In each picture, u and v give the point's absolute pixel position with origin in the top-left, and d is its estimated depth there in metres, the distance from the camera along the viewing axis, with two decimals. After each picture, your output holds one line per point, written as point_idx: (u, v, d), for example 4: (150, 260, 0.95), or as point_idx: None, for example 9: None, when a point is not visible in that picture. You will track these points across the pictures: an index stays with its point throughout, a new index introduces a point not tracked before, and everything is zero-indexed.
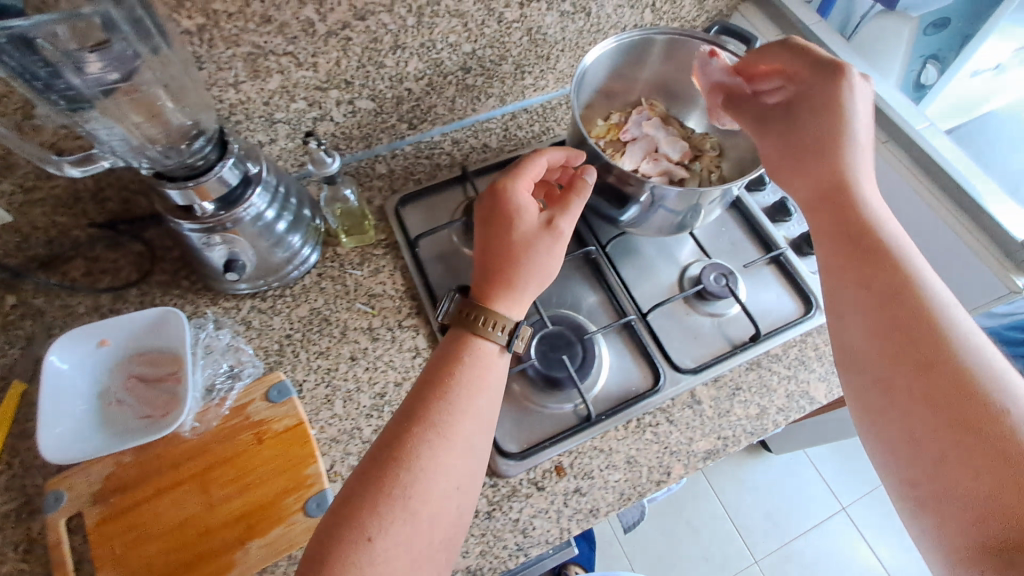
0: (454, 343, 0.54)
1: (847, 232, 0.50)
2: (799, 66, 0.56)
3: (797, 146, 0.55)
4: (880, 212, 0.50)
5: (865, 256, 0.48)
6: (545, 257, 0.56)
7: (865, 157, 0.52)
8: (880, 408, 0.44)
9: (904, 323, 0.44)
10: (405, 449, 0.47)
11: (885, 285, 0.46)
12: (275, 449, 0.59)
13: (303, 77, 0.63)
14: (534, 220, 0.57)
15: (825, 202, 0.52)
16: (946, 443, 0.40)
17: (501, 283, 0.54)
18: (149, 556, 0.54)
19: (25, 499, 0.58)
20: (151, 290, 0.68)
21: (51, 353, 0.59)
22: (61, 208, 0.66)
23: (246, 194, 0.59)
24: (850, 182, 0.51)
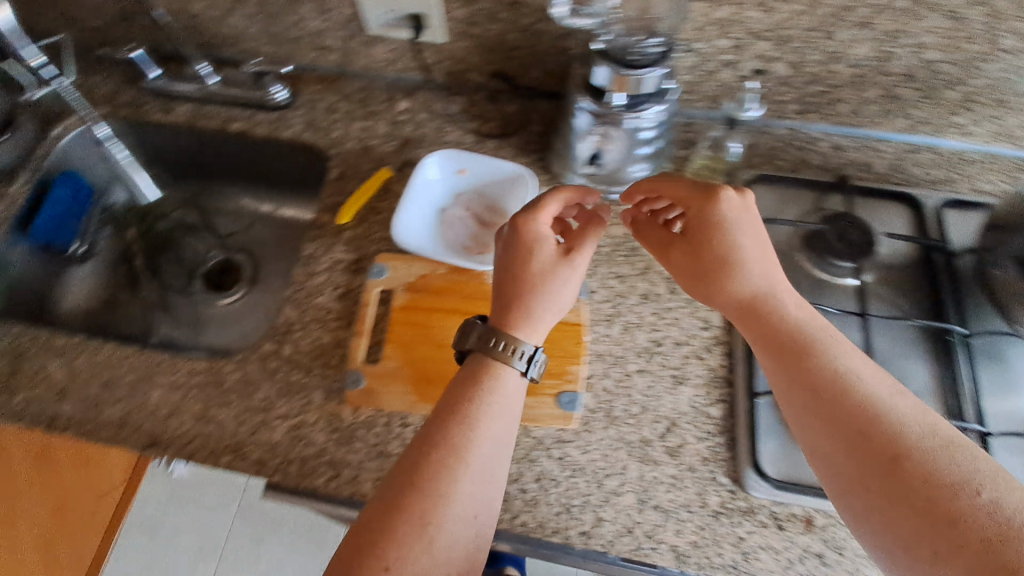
0: (467, 384, 0.50)
1: (813, 379, 0.44)
2: (683, 192, 0.53)
3: (700, 271, 0.52)
4: (846, 347, 0.46)
5: (826, 387, 0.44)
6: (556, 290, 0.54)
7: (778, 278, 0.50)
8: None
9: (896, 470, 0.39)
10: (421, 479, 0.45)
11: (864, 436, 0.41)
12: (554, 332, 0.62)
13: (751, 18, 0.61)
14: (552, 252, 0.55)
15: (757, 320, 0.49)
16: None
17: (513, 312, 0.53)
18: (424, 355, 0.61)
19: (357, 256, 0.68)
20: (504, 149, 0.75)
21: (429, 158, 0.67)
22: (478, 49, 0.73)
23: (646, 104, 0.58)
24: (769, 299, 0.49)
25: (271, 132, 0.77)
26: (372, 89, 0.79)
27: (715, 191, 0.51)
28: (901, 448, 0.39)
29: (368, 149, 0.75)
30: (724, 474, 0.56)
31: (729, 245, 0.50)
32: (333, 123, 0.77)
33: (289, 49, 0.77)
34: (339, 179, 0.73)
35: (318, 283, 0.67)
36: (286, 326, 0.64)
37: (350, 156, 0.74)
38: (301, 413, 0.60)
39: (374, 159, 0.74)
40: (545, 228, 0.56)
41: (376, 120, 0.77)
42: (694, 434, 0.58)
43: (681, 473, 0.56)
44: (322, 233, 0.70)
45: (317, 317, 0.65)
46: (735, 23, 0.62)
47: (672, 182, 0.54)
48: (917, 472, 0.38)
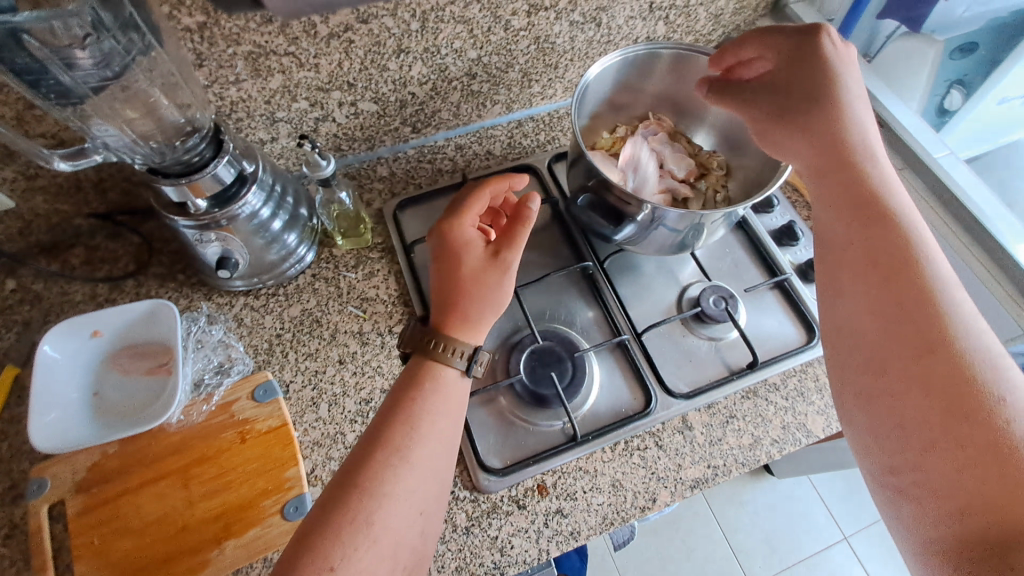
0: (402, 385, 0.52)
1: (858, 206, 0.48)
2: (784, 41, 0.54)
3: (794, 101, 0.53)
4: (926, 251, 0.45)
5: (895, 279, 0.44)
6: (489, 290, 0.56)
7: (868, 120, 0.51)
8: (857, 353, 0.45)
9: (880, 275, 0.45)
10: (371, 476, 0.46)
11: (876, 257, 0.45)
12: (257, 449, 0.58)
13: (304, 78, 0.63)
14: (480, 254, 0.57)
15: (873, 235, 0.46)
16: (913, 376, 0.41)
17: (455, 312, 0.55)
18: (126, 548, 0.54)
19: (10, 482, 0.58)
20: (147, 282, 0.69)
21: (44, 342, 0.59)
22: (62, 197, 0.66)
23: (241, 192, 0.59)
24: (853, 157, 0.49)
25: None
26: None
27: (819, 27, 0.53)
28: (956, 365, 0.40)
29: None
30: (463, 486, 0.58)
31: (831, 120, 0.51)
32: None
33: None
34: None
35: None
36: None
37: None
38: None
39: None
40: (472, 229, 0.59)
41: None
42: None
43: None
44: None
45: None
46: (296, 86, 0.64)
47: (772, 30, 0.55)
48: (925, 295, 0.43)
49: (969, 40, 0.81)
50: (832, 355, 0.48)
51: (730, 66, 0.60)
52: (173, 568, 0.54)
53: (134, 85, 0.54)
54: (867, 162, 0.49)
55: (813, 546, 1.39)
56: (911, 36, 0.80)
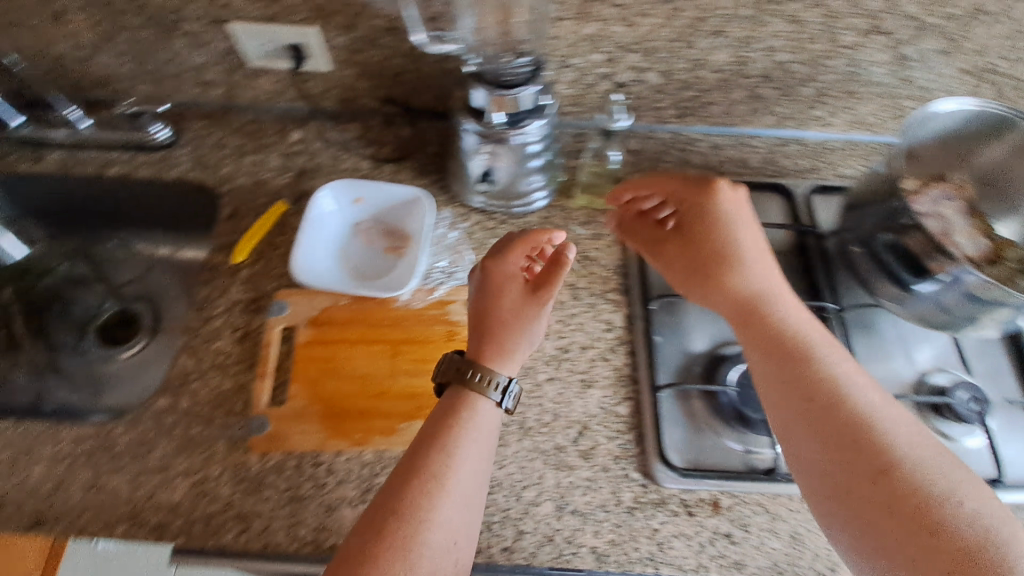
0: (437, 419, 0.51)
1: (779, 351, 0.50)
2: (680, 188, 0.61)
3: (693, 267, 0.58)
4: (865, 413, 0.45)
5: (865, 463, 0.43)
6: (523, 330, 0.57)
7: (763, 276, 0.56)
8: (824, 476, 0.45)
9: (798, 397, 0.47)
10: (402, 501, 0.45)
11: (803, 390, 0.47)
12: (461, 351, 0.62)
13: (617, 32, 0.64)
14: (520, 291, 0.58)
15: (810, 406, 0.47)
16: (865, 487, 0.43)
17: (490, 340, 0.55)
18: (332, 389, 0.60)
19: (254, 295, 0.66)
20: (403, 172, 0.75)
21: (321, 192, 0.66)
22: (366, 75, 0.73)
23: (526, 121, 0.61)
24: (765, 304, 0.53)
25: (152, 174, 0.74)
26: (264, 121, 0.78)
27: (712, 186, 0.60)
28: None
29: (264, 183, 0.74)
30: (636, 469, 0.58)
31: (727, 282, 0.56)
32: (222, 158, 0.75)
33: (171, 87, 0.75)
34: (235, 217, 0.71)
35: (216, 328, 0.64)
36: (183, 374, 0.62)
37: (243, 192, 0.73)
38: (204, 468, 0.57)
39: (270, 193, 0.73)
40: (515, 265, 0.60)
41: (269, 153, 0.76)
42: (606, 434, 0.59)
43: (596, 474, 0.58)
44: (219, 274, 0.67)
45: (215, 364, 0.62)
46: (605, 39, 0.65)
47: (660, 176, 0.63)
48: (865, 428, 0.45)
49: None
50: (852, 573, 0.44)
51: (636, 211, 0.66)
52: (367, 424, 0.59)
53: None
54: (776, 306, 0.53)
55: None
56: None
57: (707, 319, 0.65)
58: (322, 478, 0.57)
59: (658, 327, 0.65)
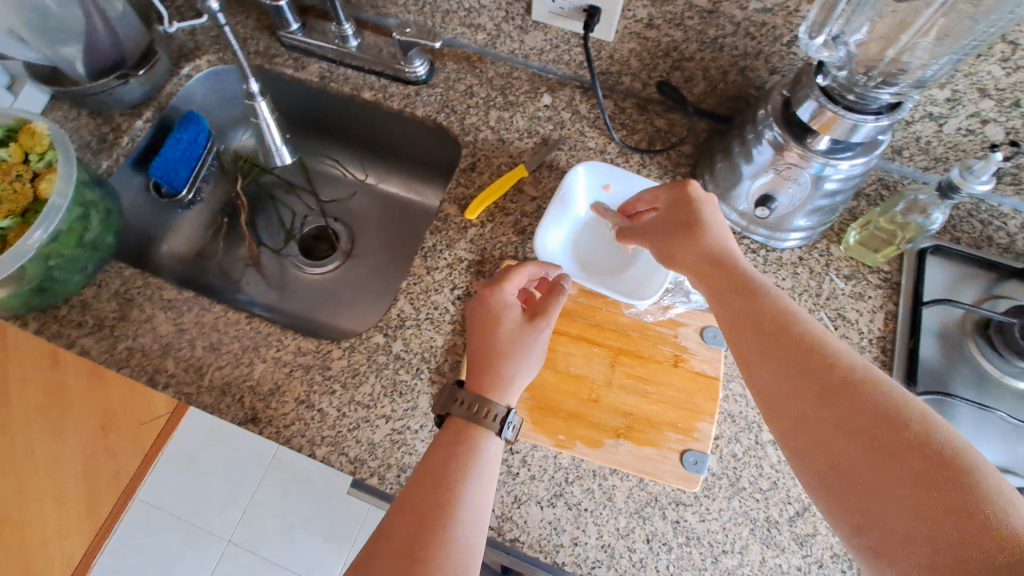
0: (440, 454, 0.47)
1: (801, 365, 0.39)
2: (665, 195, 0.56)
3: (669, 230, 0.54)
4: (848, 382, 0.37)
5: (927, 489, 0.32)
6: (524, 357, 0.52)
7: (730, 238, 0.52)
8: (837, 474, 0.36)
9: (767, 337, 0.42)
10: (401, 538, 0.42)
11: (793, 367, 0.40)
12: (685, 382, 0.56)
13: (986, 72, 0.54)
14: (516, 319, 0.54)
15: (859, 423, 0.36)
16: (903, 482, 0.33)
17: (487, 370, 0.51)
18: (544, 379, 0.56)
19: (480, 258, 0.64)
20: (651, 166, 0.69)
21: (577, 169, 0.64)
22: (648, 54, 0.67)
23: (844, 154, 0.52)
24: (780, 308, 0.43)
25: (402, 107, 0.74)
26: (515, 77, 0.75)
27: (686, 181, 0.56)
28: None
29: (507, 143, 0.71)
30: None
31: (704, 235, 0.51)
32: (470, 107, 0.73)
33: (439, 22, 0.74)
34: (474, 171, 0.69)
35: (438, 281, 0.62)
36: (397, 318, 0.60)
37: (486, 146, 0.71)
38: (404, 418, 0.55)
39: (511, 154, 0.70)
40: (512, 296, 0.56)
41: (516, 113, 0.73)
42: (827, 524, 0.52)
43: (807, 565, 0.51)
44: (450, 225, 0.66)
45: (431, 317, 0.60)
46: (965, 75, 0.55)
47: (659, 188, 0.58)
48: (837, 361, 0.38)
49: None
50: None
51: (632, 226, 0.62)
52: (572, 427, 0.55)
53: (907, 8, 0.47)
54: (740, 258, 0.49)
55: None
56: None
57: (977, 432, 0.55)
58: (515, 467, 0.54)
59: None
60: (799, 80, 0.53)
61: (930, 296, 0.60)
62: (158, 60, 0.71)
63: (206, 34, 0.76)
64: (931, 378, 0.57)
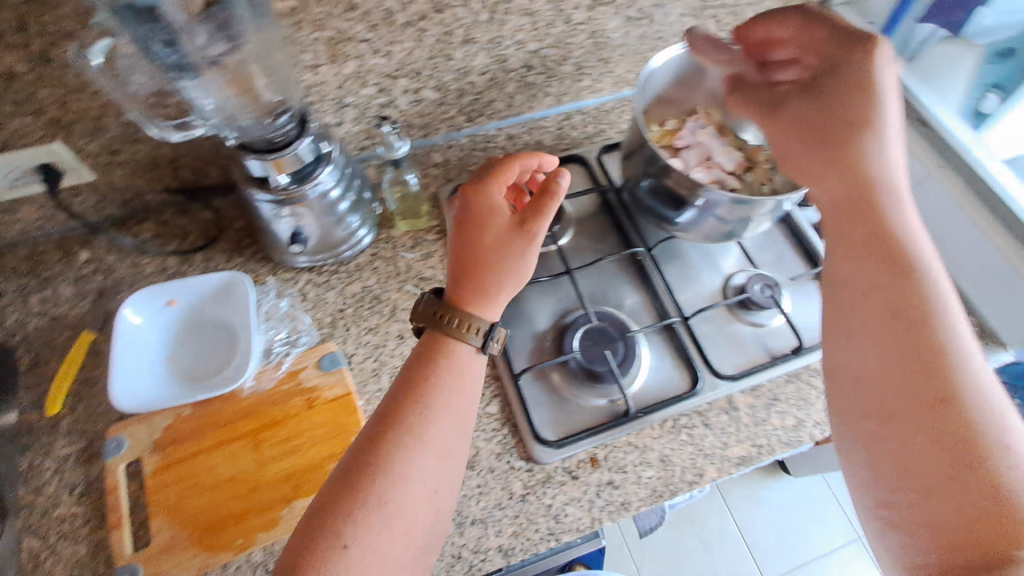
0: (421, 354, 0.52)
1: (877, 253, 0.48)
2: (821, 42, 0.56)
3: (812, 150, 0.55)
4: (932, 289, 0.46)
5: (916, 345, 0.44)
6: (513, 261, 0.55)
7: (895, 157, 0.52)
8: (848, 292, 0.49)
9: (862, 227, 0.50)
10: (381, 459, 0.47)
11: (883, 297, 0.47)
12: (325, 415, 0.61)
13: (376, 65, 0.65)
14: (504, 224, 0.56)
15: (883, 286, 0.47)
16: (895, 334, 0.45)
17: (472, 287, 0.54)
18: (201, 504, 0.57)
19: (86, 443, 0.61)
20: (215, 256, 0.71)
21: (124, 307, 0.62)
22: (139, 172, 0.68)
23: (316, 172, 0.61)
24: (881, 197, 0.50)
25: None
26: (40, 251, 0.71)
27: (869, 43, 0.53)
28: (957, 413, 0.41)
29: (62, 320, 0.67)
30: (519, 457, 0.62)
31: (858, 155, 0.52)
32: (4, 307, 0.68)
33: None
34: (41, 365, 0.65)
35: (51, 494, 0.59)
36: (29, 556, 0.57)
37: (40, 335, 0.67)
38: None
39: (72, 326, 0.67)
40: (498, 197, 0.58)
41: (58, 284, 0.69)
42: (483, 438, 0.62)
43: (484, 478, 0.60)
44: (40, 433, 0.62)
45: (63, 531, 0.57)
46: (367, 72, 0.66)
47: (812, 27, 0.56)
48: (898, 253, 0.48)
49: (1005, 46, 0.89)
50: (828, 400, 0.49)
51: (757, 44, 0.62)
52: (247, 525, 0.57)
53: (243, 61, 0.53)
54: (890, 195, 0.51)
55: (823, 545, 1.45)
56: (947, 41, 0.88)
57: (545, 297, 0.71)
58: None
59: (503, 321, 0.68)
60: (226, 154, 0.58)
61: None
62: None
63: None
64: None
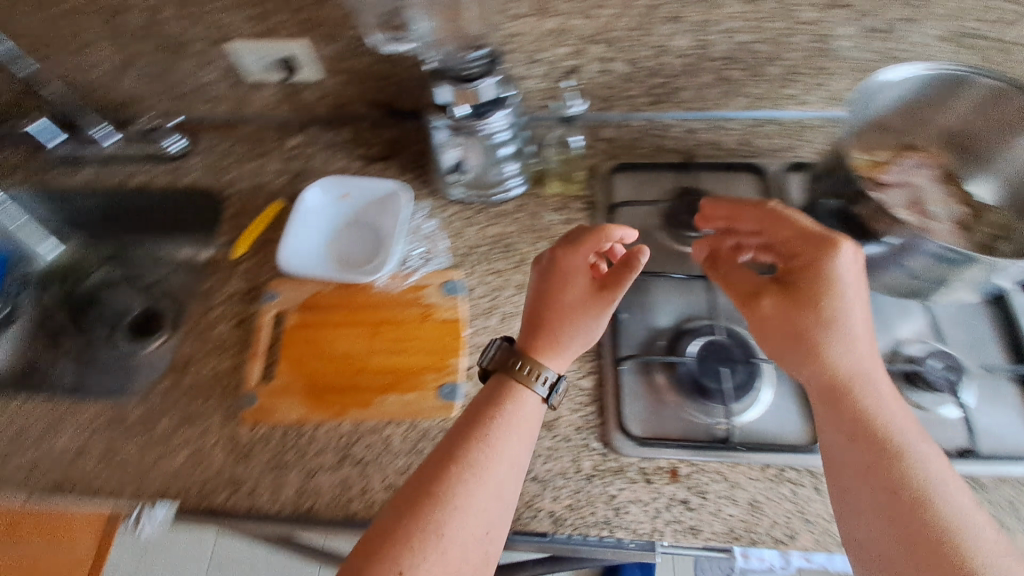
0: (491, 394, 0.53)
1: (867, 438, 0.46)
2: (790, 236, 0.55)
3: (780, 338, 0.52)
4: (921, 468, 0.45)
5: (925, 536, 0.42)
6: (587, 325, 0.56)
7: (854, 343, 0.50)
8: (848, 477, 0.46)
9: (847, 410, 0.48)
10: (441, 486, 0.47)
11: (876, 475, 0.45)
12: (434, 331, 0.66)
13: (578, 25, 0.68)
14: (588, 285, 0.58)
15: (886, 470, 0.45)
16: (894, 521, 0.43)
17: (545, 334, 0.56)
18: (316, 366, 0.65)
19: (252, 286, 0.72)
20: (388, 169, 0.80)
21: (309, 189, 0.74)
22: (353, 83, 0.79)
23: (491, 112, 0.65)
24: (856, 380, 0.49)
25: (171, 182, 0.84)
26: (266, 130, 0.86)
27: (834, 243, 0.52)
28: None
29: (265, 187, 0.81)
30: (596, 439, 0.60)
31: (828, 353, 0.50)
32: (230, 165, 0.84)
33: (186, 104, 0.85)
34: (240, 217, 0.79)
35: (217, 315, 0.71)
36: (184, 360, 0.68)
37: (247, 194, 0.81)
38: (200, 438, 0.63)
39: (270, 194, 0.80)
40: (585, 260, 0.59)
41: (271, 158, 0.83)
42: (568, 407, 0.62)
43: (557, 444, 0.60)
44: (224, 267, 0.75)
45: (216, 345, 0.68)
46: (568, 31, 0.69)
47: (785, 223, 0.55)
48: (890, 436, 0.46)
49: None
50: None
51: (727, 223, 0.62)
52: (345, 398, 0.63)
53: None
54: (873, 384, 0.49)
55: None
56: None
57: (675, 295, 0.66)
58: (304, 447, 0.62)
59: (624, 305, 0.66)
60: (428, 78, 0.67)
61: (621, 200, 0.74)
62: None
63: None
64: None
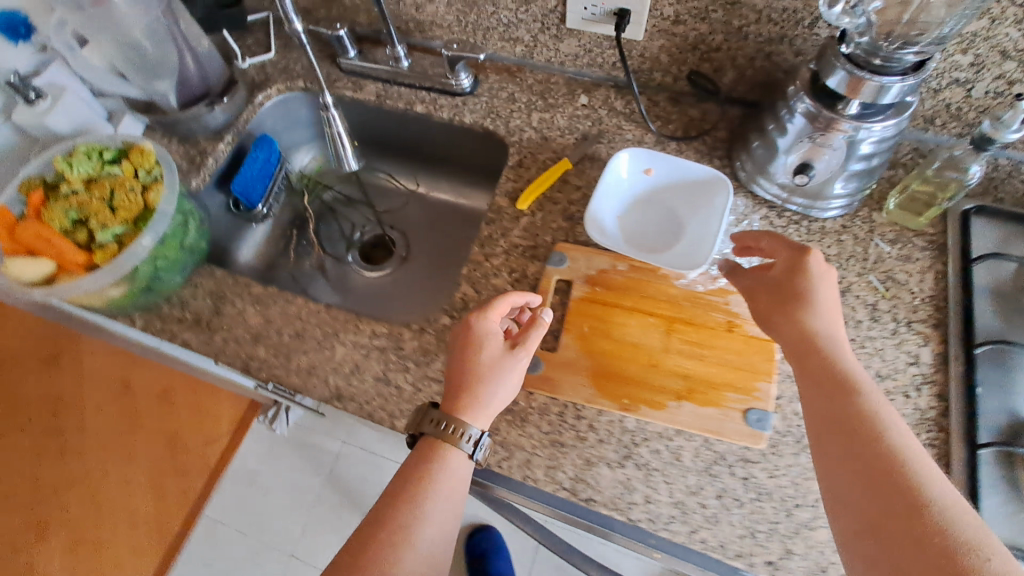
0: (410, 465, 0.50)
1: (832, 409, 0.45)
2: (778, 244, 0.55)
3: (775, 309, 0.52)
4: (895, 444, 0.42)
5: (895, 507, 0.39)
6: (503, 382, 0.53)
7: (827, 309, 0.50)
8: (822, 451, 0.44)
9: (829, 389, 0.46)
10: (365, 556, 0.44)
11: (847, 445, 0.43)
12: (740, 344, 0.58)
13: (1005, 35, 0.57)
14: (501, 345, 0.54)
15: (854, 446, 0.42)
16: (867, 495, 0.40)
17: (463, 391, 0.52)
18: (602, 348, 0.60)
19: (533, 243, 0.68)
20: (687, 152, 0.73)
21: (622, 153, 0.67)
22: (674, 51, 0.72)
23: (874, 118, 0.55)
24: (829, 346, 0.48)
25: (450, 116, 0.81)
26: (553, 82, 0.81)
27: (806, 252, 0.53)
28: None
29: (550, 141, 0.76)
30: None
31: (801, 321, 0.50)
32: (513, 111, 0.79)
33: (480, 38, 0.80)
34: (522, 167, 0.74)
35: (496, 265, 0.67)
36: (462, 302, 0.65)
37: (531, 145, 0.76)
38: None
39: (555, 150, 0.75)
40: (494, 324, 0.55)
41: (557, 113, 0.78)
42: None
43: None
44: (503, 216, 0.70)
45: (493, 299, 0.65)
46: (985, 39, 0.58)
47: (772, 239, 0.56)
48: (853, 407, 0.44)
49: None
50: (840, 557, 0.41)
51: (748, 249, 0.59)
52: (635, 391, 0.58)
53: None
54: (836, 354, 0.48)
55: None
56: None
57: None
58: (583, 431, 0.57)
59: (979, 377, 0.56)
60: (823, 53, 0.56)
61: (979, 252, 0.62)
62: (236, 89, 0.80)
63: (274, 67, 0.85)
64: (988, 331, 0.58)
